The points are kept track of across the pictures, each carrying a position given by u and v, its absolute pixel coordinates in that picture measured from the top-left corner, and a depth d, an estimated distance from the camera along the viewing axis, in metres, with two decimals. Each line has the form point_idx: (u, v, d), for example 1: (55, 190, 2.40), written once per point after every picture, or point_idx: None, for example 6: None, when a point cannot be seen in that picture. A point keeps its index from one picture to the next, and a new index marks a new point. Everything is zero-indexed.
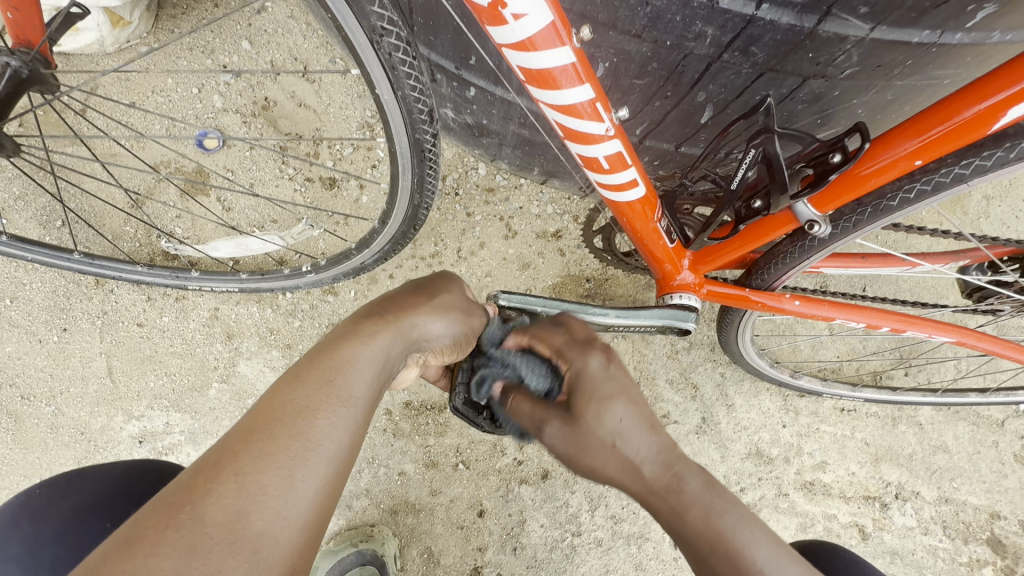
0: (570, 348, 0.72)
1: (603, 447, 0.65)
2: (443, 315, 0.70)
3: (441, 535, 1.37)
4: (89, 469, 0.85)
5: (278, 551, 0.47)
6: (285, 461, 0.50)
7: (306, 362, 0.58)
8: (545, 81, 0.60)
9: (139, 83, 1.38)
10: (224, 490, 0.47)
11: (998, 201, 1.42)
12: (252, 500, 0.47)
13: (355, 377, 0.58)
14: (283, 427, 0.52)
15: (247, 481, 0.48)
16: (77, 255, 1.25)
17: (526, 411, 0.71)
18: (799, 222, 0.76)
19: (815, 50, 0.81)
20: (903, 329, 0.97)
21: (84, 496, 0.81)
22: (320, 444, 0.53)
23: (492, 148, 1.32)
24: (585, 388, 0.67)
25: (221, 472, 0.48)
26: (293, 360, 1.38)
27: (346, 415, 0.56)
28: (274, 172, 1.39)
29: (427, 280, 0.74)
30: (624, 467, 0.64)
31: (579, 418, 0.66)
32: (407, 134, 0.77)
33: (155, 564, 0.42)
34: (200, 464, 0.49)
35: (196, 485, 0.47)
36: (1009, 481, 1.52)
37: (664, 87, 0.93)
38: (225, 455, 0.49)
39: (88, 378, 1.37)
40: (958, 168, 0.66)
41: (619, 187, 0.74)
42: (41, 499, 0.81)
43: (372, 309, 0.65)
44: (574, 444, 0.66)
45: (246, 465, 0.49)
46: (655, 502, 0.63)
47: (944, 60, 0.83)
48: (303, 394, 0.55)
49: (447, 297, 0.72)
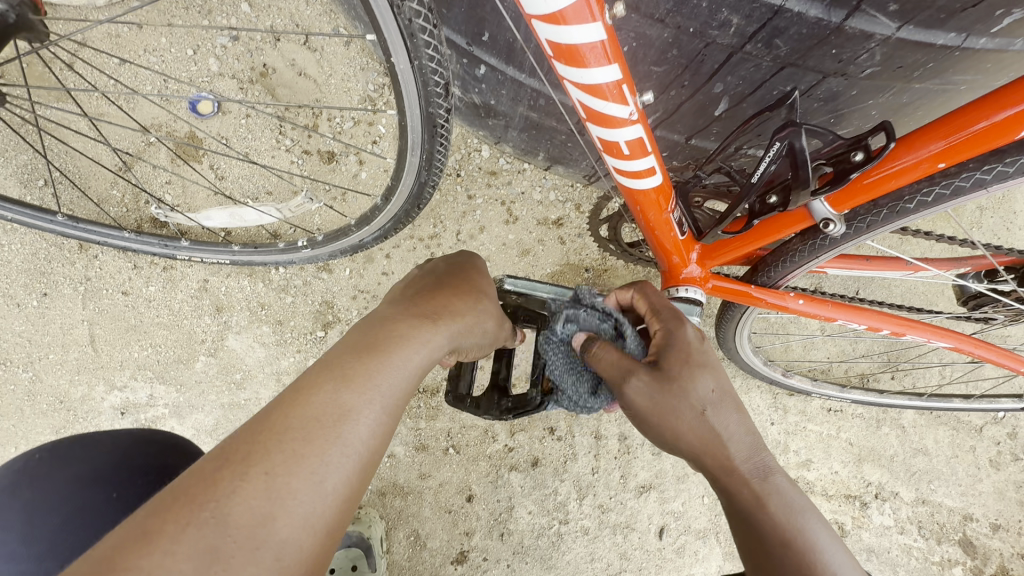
0: (669, 309, 0.73)
1: (690, 412, 0.65)
2: (484, 323, 0.68)
3: (428, 518, 1.37)
4: (88, 436, 0.81)
5: (300, 558, 0.45)
6: (319, 465, 0.47)
7: (349, 359, 0.54)
8: (572, 58, 0.57)
9: (131, 40, 1.31)
10: (252, 489, 0.44)
11: (991, 213, 1.43)
12: (280, 502, 0.44)
13: (398, 384, 0.55)
14: (320, 431, 0.49)
15: (277, 483, 0.45)
16: (61, 218, 1.20)
17: (612, 358, 0.69)
18: (813, 220, 0.76)
19: (839, 46, 0.79)
20: (903, 332, 0.98)
21: (85, 466, 0.78)
22: (356, 449, 0.50)
23: (497, 130, 1.29)
24: (678, 349, 0.68)
25: (251, 469, 0.45)
26: (284, 337, 1.34)
27: (383, 423, 0.52)
28: (270, 143, 1.34)
29: (470, 280, 0.70)
30: (705, 441, 0.65)
31: (671, 377, 0.66)
32: (420, 107, 0.74)
33: (172, 564, 0.39)
34: (228, 455, 0.46)
35: (222, 480, 0.44)
36: (983, 485, 1.56)
37: (682, 76, 0.91)
38: (256, 451, 0.46)
39: (68, 345, 1.32)
40: (979, 173, 0.66)
41: (637, 174, 0.72)
42: (40, 464, 0.77)
43: (421, 309, 0.61)
44: (657, 405, 0.66)
45: (277, 465, 0.46)
46: (734, 482, 0.63)
47: (966, 64, 0.82)
48: (344, 396, 0.51)
49: (485, 303, 0.69)
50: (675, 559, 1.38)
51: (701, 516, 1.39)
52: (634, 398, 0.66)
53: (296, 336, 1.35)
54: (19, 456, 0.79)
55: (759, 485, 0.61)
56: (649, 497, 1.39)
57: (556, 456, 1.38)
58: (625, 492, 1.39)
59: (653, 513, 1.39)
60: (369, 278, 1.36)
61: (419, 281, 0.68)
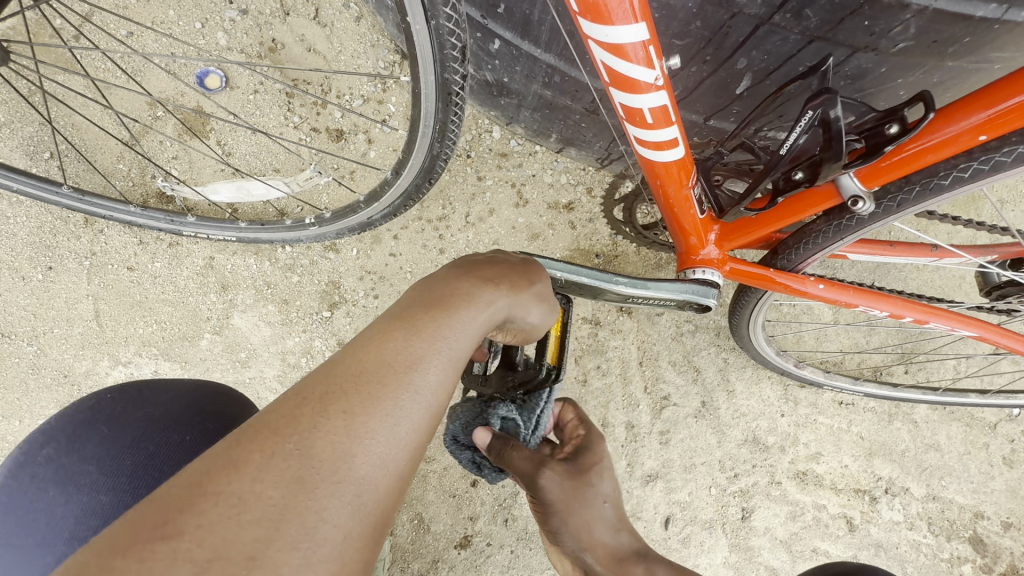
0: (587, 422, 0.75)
1: (592, 510, 0.69)
2: (543, 299, 0.62)
3: (432, 502, 1.36)
4: (157, 382, 0.75)
5: (377, 501, 0.42)
6: (393, 410, 0.45)
7: (419, 309, 0.52)
8: (598, 14, 0.54)
9: (138, 11, 1.29)
10: (331, 427, 0.42)
11: (1012, 206, 1.39)
12: (358, 442, 0.42)
13: (465, 338, 0.52)
14: (393, 377, 0.46)
15: (356, 423, 0.43)
16: (67, 189, 1.18)
17: (524, 460, 0.69)
18: (841, 198, 0.73)
19: (872, 18, 0.76)
20: (926, 320, 0.95)
21: (160, 408, 0.72)
22: (430, 396, 0.47)
23: (509, 109, 1.26)
24: (593, 453, 0.71)
25: (329, 407, 0.43)
26: (290, 317, 1.33)
27: (453, 376, 0.50)
28: (279, 119, 1.32)
29: (524, 260, 0.65)
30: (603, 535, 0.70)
31: (582, 477, 0.69)
32: (435, 73, 0.71)
33: (260, 491, 0.38)
34: (306, 393, 0.44)
35: (301, 415, 0.42)
36: (995, 483, 1.53)
37: (704, 50, 0.88)
38: (334, 391, 0.44)
39: (73, 320, 1.31)
40: (1020, 148, 0.63)
41: (659, 146, 0.69)
42: (114, 404, 0.71)
43: (485, 272, 0.58)
44: (568, 495, 0.68)
45: (355, 406, 0.44)
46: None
47: (1004, 40, 0.79)
48: (416, 345, 0.48)
49: (546, 278, 0.64)
50: None
51: None
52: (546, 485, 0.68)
53: (302, 315, 1.33)
54: (90, 395, 0.73)
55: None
56: None
57: None
58: None
59: None
60: (377, 259, 1.34)
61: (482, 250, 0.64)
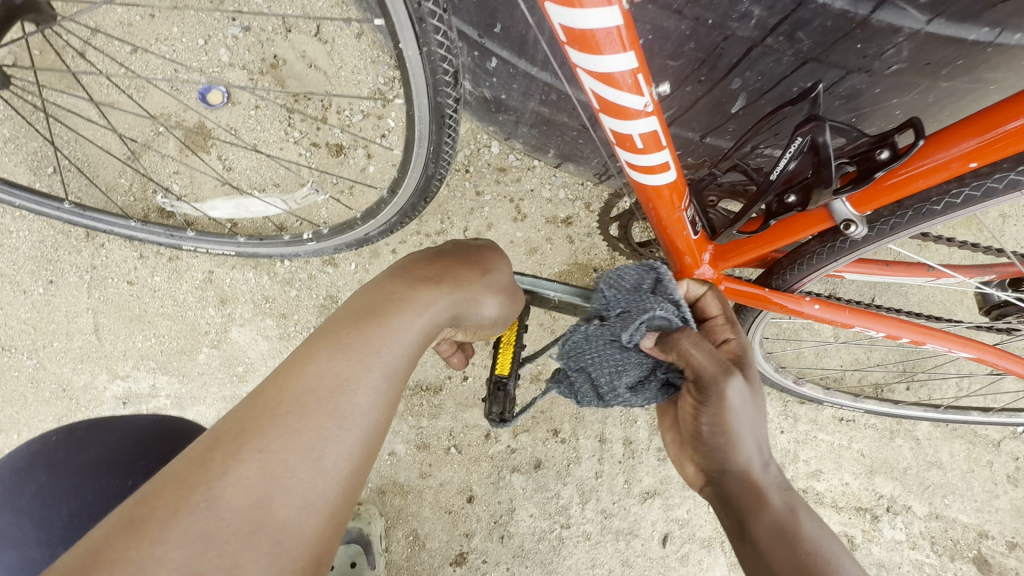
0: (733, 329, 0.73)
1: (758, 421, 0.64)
2: (493, 290, 0.62)
3: (428, 518, 1.35)
4: (108, 421, 0.77)
5: (299, 540, 0.44)
6: (316, 441, 0.46)
7: (345, 326, 0.52)
8: (586, 44, 0.55)
9: (143, 28, 1.31)
10: (244, 471, 0.43)
11: (1015, 220, 1.39)
12: (275, 484, 0.44)
13: (399, 349, 0.52)
14: (316, 405, 0.47)
15: (272, 461, 0.44)
16: (68, 205, 1.20)
17: (707, 353, 0.64)
18: (834, 221, 0.72)
19: (865, 41, 0.76)
20: (924, 341, 0.94)
21: (104, 449, 0.73)
22: (355, 423, 0.48)
23: (508, 125, 1.27)
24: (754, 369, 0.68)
25: (243, 448, 0.44)
26: (287, 331, 1.33)
27: (383, 394, 0.51)
28: (279, 134, 1.33)
29: (478, 247, 0.66)
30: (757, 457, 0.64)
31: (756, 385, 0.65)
32: (428, 97, 0.72)
33: (166, 552, 0.39)
34: (221, 434, 0.45)
35: (213, 460, 0.44)
36: (1000, 502, 1.51)
37: (699, 71, 0.88)
38: (249, 429, 0.45)
39: (73, 333, 1.32)
40: (1012, 175, 0.63)
41: (650, 169, 0.70)
42: (58, 448, 0.73)
43: (424, 271, 0.58)
44: (748, 411, 0.63)
45: (270, 444, 0.45)
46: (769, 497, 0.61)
47: (997, 62, 0.79)
48: (338, 367, 0.49)
49: (494, 270, 0.64)
50: (679, 568, 1.35)
51: (706, 525, 1.36)
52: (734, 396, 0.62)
53: (299, 330, 1.33)
54: (38, 438, 0.75)
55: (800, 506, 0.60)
56: (654, 503, 1.36)
57: (559, 458, 1.36)
58: (629, 498, 1.36)
59: (656, 519, 1.36)
60: (375, 273, 1.35)
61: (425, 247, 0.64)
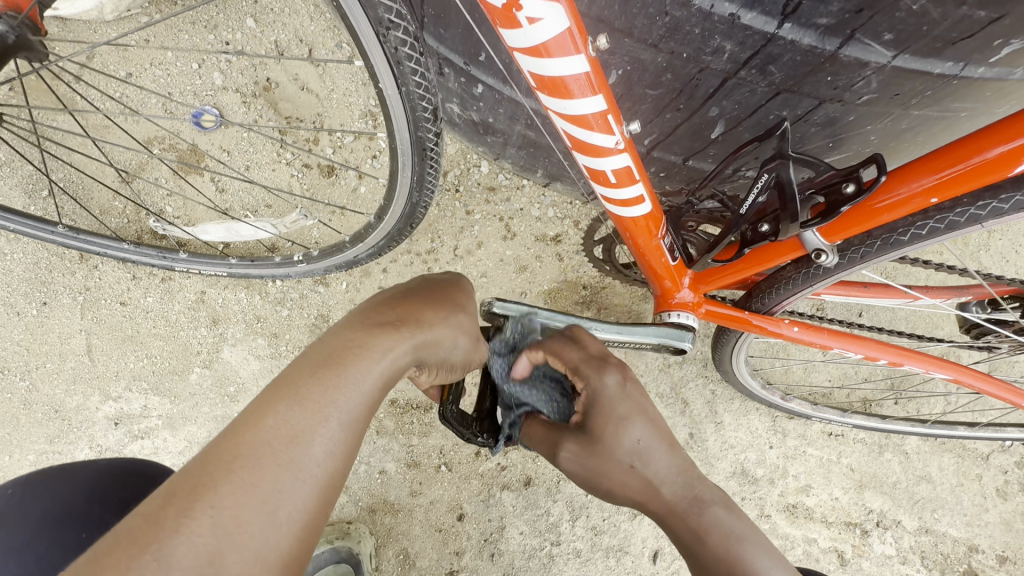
0: (586, 364, 0.69)
1: (623, 464, 0.66)
2: (457, 333, 0.63)
3: (418, 536, 1.36)
4: (63, 470, 0.81)
5: None
6: (272, 494, 0.45)
7: (304, 374, 0.51)
8: (556, 89, 0.57)
9: (137, 54, 1.33)
10: (196, 527, 0.42)
11: (999, 235, 1.41)
12: (229, 539, 0.43)
13: (358, 398, 0.52)
14: (272, 456, 0.47)
15: (225, 517, 0.43)
16: (62, 228, 1.21)
17: (540, 433, 0.73)
18: (806, 250, 0.74)
19: (835, 74, 0.78)
20: (901, 362, 0.96)
21: (58, 500, 0.78)
22: (312, 473, 0.48)
23: (495, 147, 1.25)
24: (602, 408, 0.67)
25: (196, 504, 0.43)
26: (279, 350, 1.35)
27: (343, 444, 0.50)
28: (271, 156, 1.36)
29: (444, 288, 0.66)
30: (643, 487, 0.66)
31: (596, 438, 0.67)
32: (410, 131, 0.74)
33: None
34: (174, 489, 0.44)
35: (164, 519, 0.42)
36: (989, 515, 1.52)
37: (676, 100, 0.90)
38: (203, 483, 0.44)
39: (66, 354, 1.34)
40: (974, 209, 0.65)
41: (625, 202, 0.72)
42: (14, 500, 0.78)
43: (386, 316, 0.58)
44: (592, 467, 0.67)
45: (223, 498, 0.44)
46: (677, 525, 0.63)
47: (965, 92, 0.81)
48: (296, 417, 0.49)
49: (458, 312, 0.64)
50: None
51: None
52: (569, 468, 0.69)
53: (291, 349, 1.35)
54: None
55: (691, 523, 0.62)
56: (644, 519, 1.37)
57: (549, 476, 1.37)
58: (619, 515, 1.37)
59: (646, 536, 1.37)
60: (366, 292, 1.36)
61: (391, 289, 0.64)
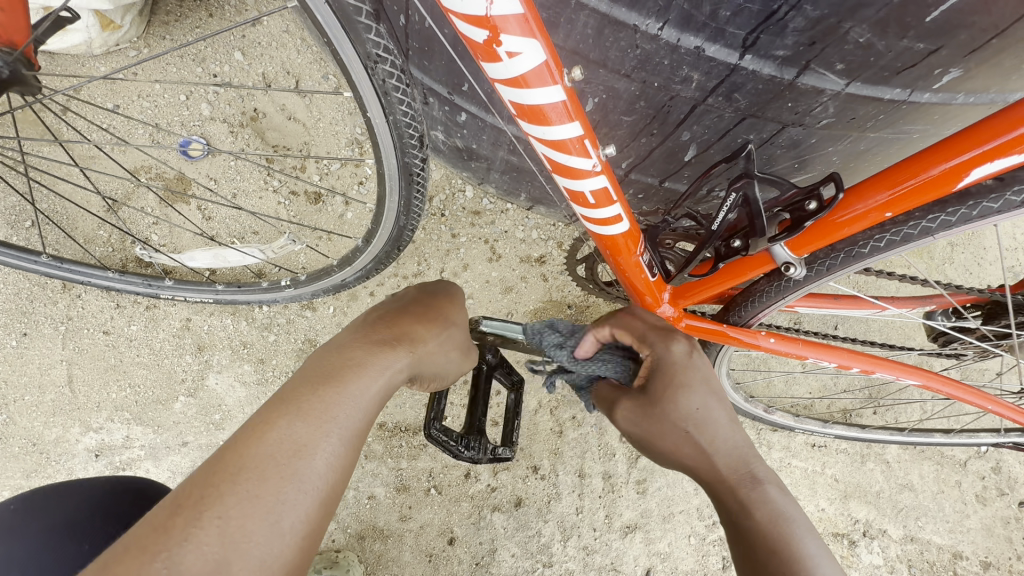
0: (654, 334, 0.77)
1: (678, 430, 0.71)
2: (449, 343, 0.65)
3: (408, 562, 1.34)
4: (61, 488, 0.80)
5: None
6: (275, 505, 0.47)
7: (306, 390, 0.53)
8: (535, 116, 0.61)
9: (125, 87, 1.36)
10: (204, 536, 0.44)
11: (961, 249, 1.49)
12: (235, 548, 0.44)
13: (356, 412, 0.53)
14: (276, 469, 0.48)
15: (230, 526, 0.44)
16: (45, 258, 1.20)
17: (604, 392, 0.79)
18: (775, 263, 0.78)
19: (794, 100, 0.83)
20: (873, 370, 1.00)
21: (60, 516, 0.77)
22: (314, 486, 0.49)
23: (479, 172, 1.29)
24: (664, 375, 0.73)
25: (203, 514, 0.44)
26: (265, 376, 1.34)
27: (344, 455, 0.52)
28: (258, 184, 1.38)
29: (438, 299, 0.67)
30: (694, 456, 0.71)
31: (653, 402, 0.72)
32: (397, 157, 0.77)
33: None
34: (181, 500, 0.45)
35: (173, 528, 0.44)
36: (971, 521, 1.55)
37: (650, 125, 0.95)
38: (209, 495, 0.46)
39: (46, 386, 1.31)
40: (925, 222, 0.70)
41: (605, 221, 0.75)
42: (18, 517, 0.77)
43: (381, 334, 0.59)
44: (648, 422, 0.73)
45: (229, 508, 0.45)
46: (727, 495, 0.69)
47: (914, 116, 0.87)
48: (300, 430, 0.50)
49: (449, 324, 0.65)
50: None
51: (688, 558, 1.38)
52: (621, 420, 0.75)
53: (278, 374, 1.34)
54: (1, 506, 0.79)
55: (750, 496, 0.67)
56: (634, 537, 1.38)
57: (540, 495, 1.37)
58: (610, 533, 1.37)
59: (638, 554, 1.37)
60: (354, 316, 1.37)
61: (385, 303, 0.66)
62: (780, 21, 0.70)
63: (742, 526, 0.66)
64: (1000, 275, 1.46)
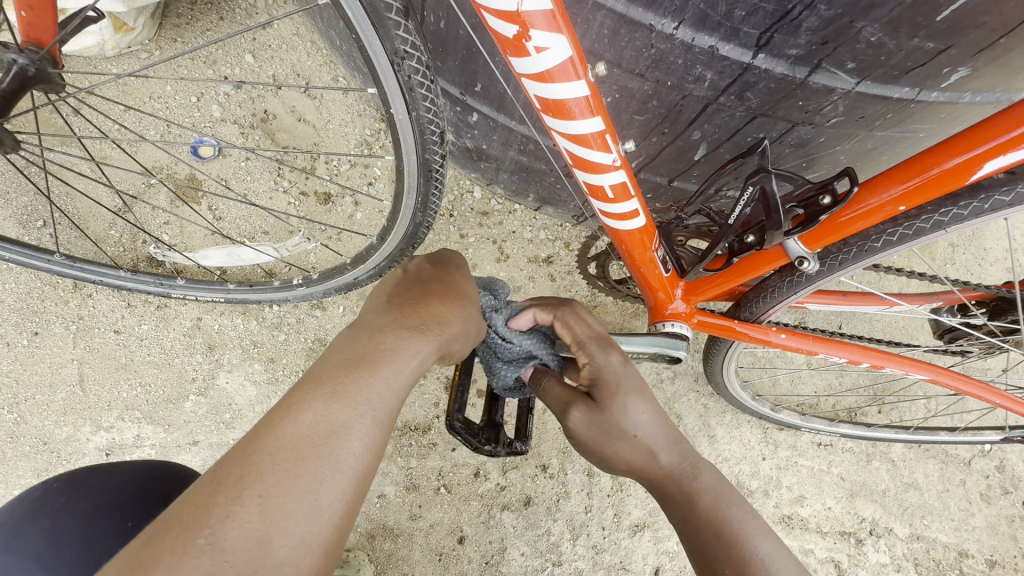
0: (592, 340, 0.71)
1: (626, 438, 0.68)
2: (473, 324, 0.66)
3: (418, 561, 1.34)
4: (107, 467, 0.82)
5: None
6: (313, 485, 0.47)
7: (339, 372, 0.53)
8: (559, 111, 0.62)
9: (137, 88, 1.37)
10: (245, 513, 0.44)
11: (962, 249, 1.51)
12: (276, 525, 0.45)
13: (387, 394, 0.54)
14: (314, 449, 0.48)
15: (271, 504, 0.45)
16: (58, 256, 1.20)
17: (556, 394, 0.72)
18: (789, 257, 0.80)
19: (805, 99, 0.85)
20: (881, 365, 1.01)
21: (103, 496, 0.78)
22: (350, 466, 0.50)
23: (488, 172, 1.30)
24: (607, 382, 0.69)
25: (244, 492, 0.45)
26: (275, 375, 1.35)
27: (378, 437, 0.52)
28: (268, 184, 1.39)
29: (460, 283, 0.68)
30: (639, 457, 0.69)
31: (603, 411, 0.68)
32: (417, 153, 0.78)
33: None
34: (220, 479, 0.46)
35: (215, 505, 0.44)
36: (976, 520, 1.56)
37: (662, 124, 0.96)
38: (248, 474, 0.46)
39: (57, 385, 1.31)
40: (937, 216, 0.71)
41: (622, 216, 0.77)
42: (60, 495, 0.77)
43: (410, 318, 0.60)
44: (598, 434, 0.69)
45: (270, 487, 0.46)
46: (669, 488, 0.69)
47: (920, 115, 0.89)
48: (336, 412, 0.50)
49: (471, 307, 0.66)
50: None
51: None
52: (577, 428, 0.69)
53: (288, 373, 1.35)
54: (40, 484, 0.79)
55: (688, 487, 0.68)
56: (643, 536, 1.38)
57: (549, 494, 1.37)
58: (619, 532, 1.38)
59: (647, 552, 1.38)
60: None
61: (408, 286, 0.65)
62: (794, 21, 0.71)
63: (686, 515, 0.68)
64: (1002, 275, 1.48)
